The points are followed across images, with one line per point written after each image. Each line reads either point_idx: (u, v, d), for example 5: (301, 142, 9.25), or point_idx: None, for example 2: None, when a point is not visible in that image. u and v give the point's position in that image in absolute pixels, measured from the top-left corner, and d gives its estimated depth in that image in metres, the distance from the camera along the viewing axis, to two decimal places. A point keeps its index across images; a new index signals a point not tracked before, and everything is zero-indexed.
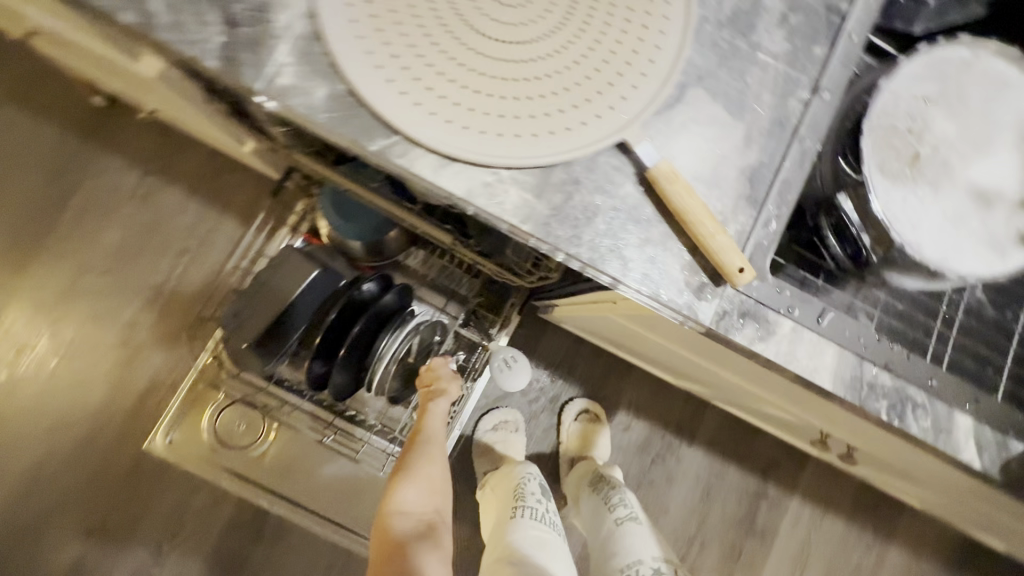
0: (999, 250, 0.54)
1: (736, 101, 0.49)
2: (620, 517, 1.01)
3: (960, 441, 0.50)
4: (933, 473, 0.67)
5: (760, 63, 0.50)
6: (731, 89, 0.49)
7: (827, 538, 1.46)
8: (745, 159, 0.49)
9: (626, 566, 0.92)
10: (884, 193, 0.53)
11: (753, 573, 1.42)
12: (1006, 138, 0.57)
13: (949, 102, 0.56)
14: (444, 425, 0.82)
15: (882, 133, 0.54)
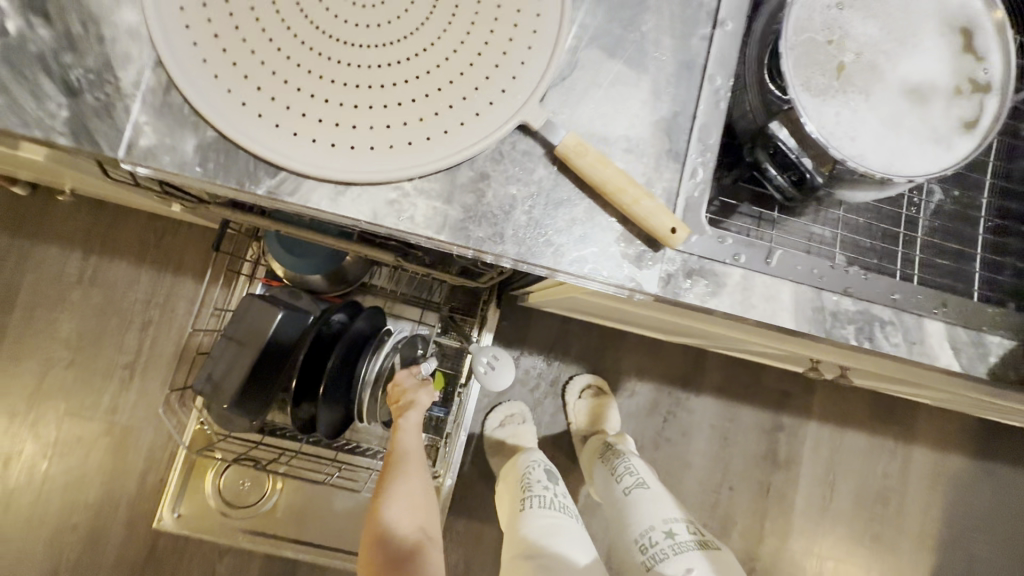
0: (944, 143, 0.52)
1: (636, 54, 0.47)
2: (628, 486, 1.01)
3: (932, 347, 0.51)
4: (927, 378, 0.67)
5: (652, 7, 0.48)
6: (628, 43, 0.47)
7: (850, 454, 1.47)
8: (657, 113, 0.47)
9: (639, 537, 0.93)
10: (816, 112, 0.51)
11: (785, 505, 1.43)
12: (932, 26, 0.54)
13: (867, 0, 0.53)
14: (419, 437, 0.78)
15: (801, 51, 0.51)
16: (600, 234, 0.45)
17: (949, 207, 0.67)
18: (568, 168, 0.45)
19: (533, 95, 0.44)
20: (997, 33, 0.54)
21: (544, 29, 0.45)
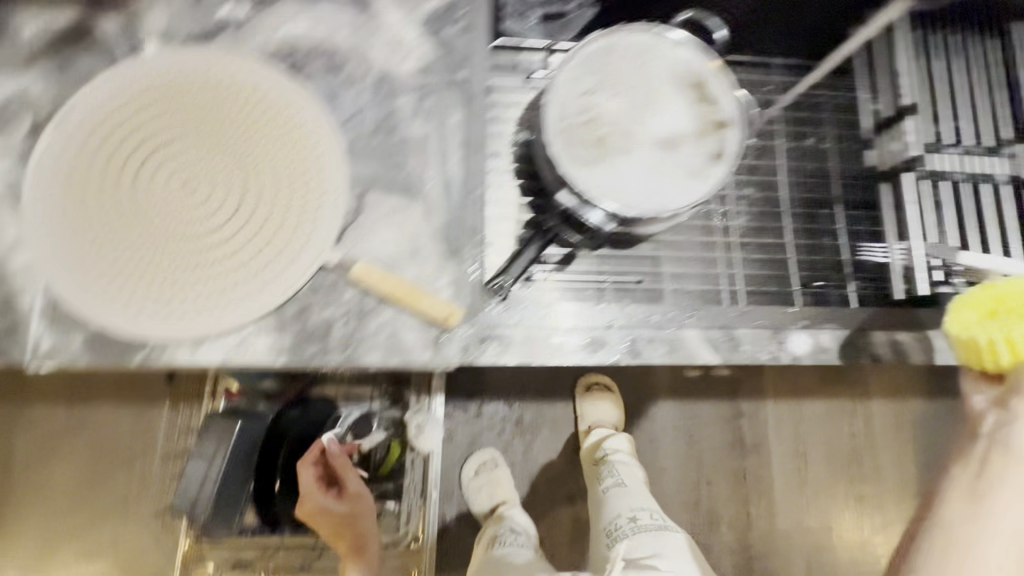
0: (700, 176, 0.65)
1: (403, 164, 0.53)
2: (607, 485, 1.06)
3: (696, 348, 0.55)
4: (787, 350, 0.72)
5: (410, 119, 0.54)
6: (391, 157, 0.53)
7: (823, 426, 1.42)
8: (433, 211, 0.53)
9: (608, 527, 1.00)
10: (586, 179, 0.63)
11: (769, 492, 1.40)
12: (670, 87, 0.67)
13: (614, 80, 0.67)
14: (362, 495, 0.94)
15: (568, 134, 0.64)
16: (406, 333, 0.50)
17: (747, 213, 0.80)
18: (362, 285, 0.50)
19: (332, 222, 0.50)
20: (721, 81, 0.68)
21: (326, 163, 0.52)
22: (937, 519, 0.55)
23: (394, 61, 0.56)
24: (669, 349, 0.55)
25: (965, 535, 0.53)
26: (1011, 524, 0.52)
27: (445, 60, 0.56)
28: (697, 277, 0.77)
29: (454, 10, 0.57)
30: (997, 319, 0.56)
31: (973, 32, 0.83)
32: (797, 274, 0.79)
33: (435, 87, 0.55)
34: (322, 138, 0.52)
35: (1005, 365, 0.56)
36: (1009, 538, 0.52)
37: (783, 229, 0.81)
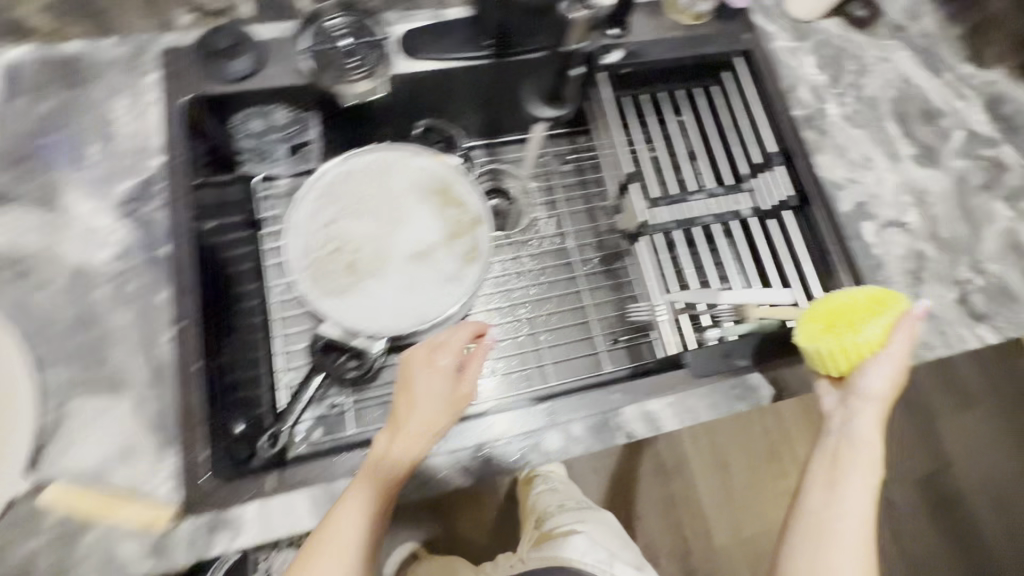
0: (456, 281, 0.66)
1: (106, 362, 0.52)
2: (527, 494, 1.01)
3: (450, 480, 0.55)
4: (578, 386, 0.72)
5: (112, 310, 0.54)
6: (94, 357, 0.52)
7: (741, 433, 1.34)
8: (142, 404, 0.52)
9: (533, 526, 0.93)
10: (338, 310, 0.63)
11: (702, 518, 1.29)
12: (412, 200, 0.69)
13: (352, 206, 0.67)
14: None
15: (316, 267, 0.65)
16: (121, 542, 0.47)
17: (545, 283, 0.78)
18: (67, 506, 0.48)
19: (27, 439, 0.49)
20: (465, 182, 0.70)
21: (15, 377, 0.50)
22: (808, 504, 0.49)
23: (90, 250, 0.55)
24: (420, 486, 0.54)
25: (822, 531, 0.47)
26: (868, 500, 0.48)
27: (145, 237, 0.56)
28: (502, 362, 0.74)
29: (150, 184, 0.58)
30: (835, 329, 0.56)
31: (693, 83, 0.77)
32: (603, 334, 0.76)
33: (133, 269, 0.55)
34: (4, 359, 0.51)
35: (849, 370, 0.56)
36: (861, 526, 0.47)
37: (582, 291, 0.78)
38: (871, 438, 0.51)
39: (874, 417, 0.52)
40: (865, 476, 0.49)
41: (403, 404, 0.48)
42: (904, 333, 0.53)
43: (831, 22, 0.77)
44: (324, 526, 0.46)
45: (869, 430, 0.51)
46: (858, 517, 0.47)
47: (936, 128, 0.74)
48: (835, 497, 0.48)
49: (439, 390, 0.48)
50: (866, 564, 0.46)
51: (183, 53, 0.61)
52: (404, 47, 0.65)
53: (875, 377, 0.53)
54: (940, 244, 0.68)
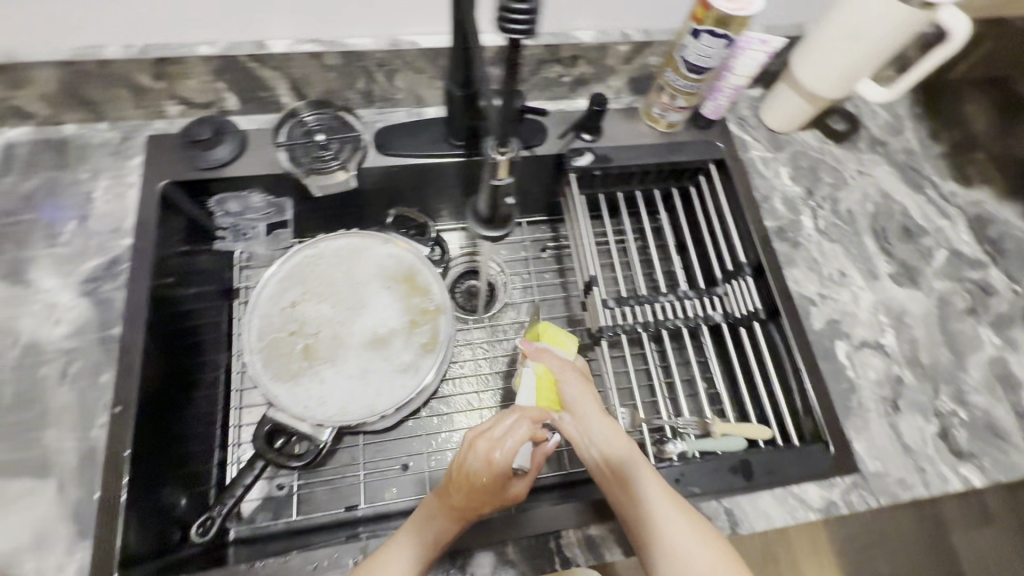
0: (409, 372, 0.66)
1: (34, 441, 0.52)
2: None
3: None
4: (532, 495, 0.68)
5: (53, 383, 0.54)
6: (25, 435, 0.52)
7: None
8: (64, 492, 0.51)
9: None
10: (287, 395, 0.63)
11: None
12: (375, 287, 0.70)
13: (315, 291, 0.69)
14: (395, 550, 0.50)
15: (270, 352, 0.65)
16: None
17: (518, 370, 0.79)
18: None
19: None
20: (429, 271, 0.70)
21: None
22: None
23: (42, 322, 0.56)
24: None
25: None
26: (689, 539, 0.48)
27: (104, 312, 0.57)
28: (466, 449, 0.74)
29: (115, 265, 0.60)
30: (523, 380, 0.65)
31: (669, 183, 0.77)
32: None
33: (82, 348, 0.56)
34: None
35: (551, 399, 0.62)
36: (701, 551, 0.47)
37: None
38: (646, 488, 0.51)
39: (633, 462, 0.53)
40: (672, 514, 0.50)
41: (492, 433, 0.52)
42: (551, 359, 0.63)
43: (807, 135, 0.78)
44: (394, 550, 0.50)
45: (643, 476, 0.52)
46: (691, 545, 0.48)
47: (917, 247, 0.72)
48: (670, 550, 0.48)
49: (494, 460, 0.50)
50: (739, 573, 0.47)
51: (166, 141, 0.65)
52: (376, 144, 0.68)
53: (594, 423, 0.57)
54: (919, 370, 0.65)
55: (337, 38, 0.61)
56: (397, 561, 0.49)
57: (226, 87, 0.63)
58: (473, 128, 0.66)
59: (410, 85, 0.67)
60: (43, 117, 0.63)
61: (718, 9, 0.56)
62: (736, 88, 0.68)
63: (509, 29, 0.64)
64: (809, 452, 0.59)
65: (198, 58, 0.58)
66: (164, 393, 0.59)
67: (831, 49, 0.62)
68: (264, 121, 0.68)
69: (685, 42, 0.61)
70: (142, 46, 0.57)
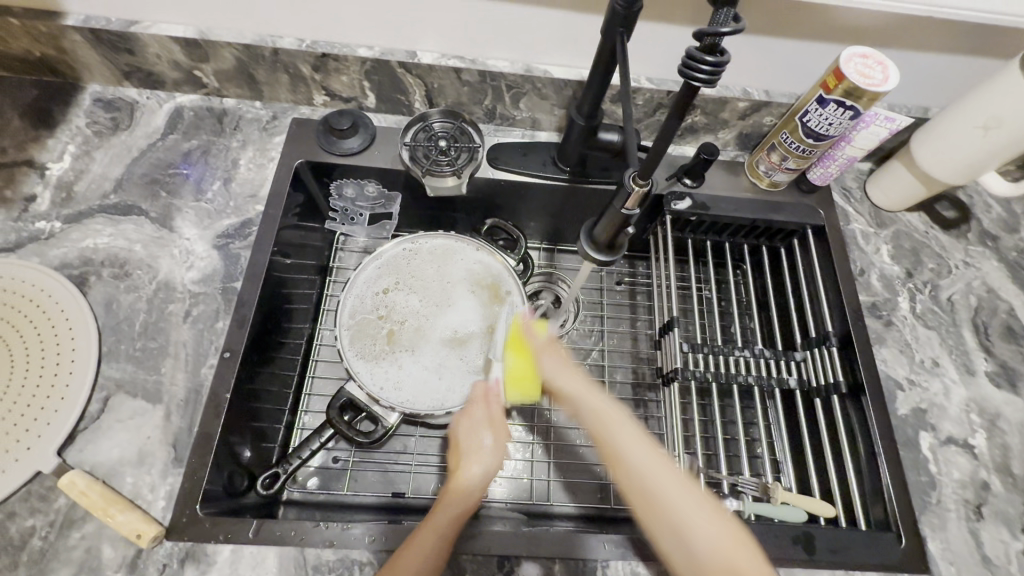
0: (479, 374, 0.68)
1: (152, 369, 0.58)
2: None
3: None
4: (576, 522, 0.68)
5: (177, 321, 0.60)
6: (146, 363, 0.58)
7: None
8: (168, 420, 0.56)
9: None
10: (367, 373, 0.67)
11: None
12: (460, 289, 0.73)
13: (406, 283, 0.73)
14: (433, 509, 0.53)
15: (357, 331, 0.69)
16: (105, 547, 0.50)
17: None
18: (69, 496, 0.50)
19: (67, 420, 0.54)
20: (514, 283, 0.73)
21: (76, 365, 0.56)
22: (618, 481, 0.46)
23: (177, 265, 0.63)
24: None
25: (675, 524, 0.42)
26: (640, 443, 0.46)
27: (230, 266, 0.64)
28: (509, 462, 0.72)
29: (245, 226, 0.66)
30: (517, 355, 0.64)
31: (762, 241, 0.77)
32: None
33: (207, 294, 0.62)
34: (76, 346, 0.57)
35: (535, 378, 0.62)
36: (651, 452, 0.46)
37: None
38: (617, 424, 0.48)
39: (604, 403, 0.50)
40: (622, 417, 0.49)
41: (473, 412, 0.62)
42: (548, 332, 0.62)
43: (913, 216, 0.76)
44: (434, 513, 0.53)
45: (583, 387, 0.53)
46: (667, 482, 0.43)
47: (1021, 349, 0.68)
48: (640, 485, 0.44)
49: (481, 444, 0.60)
50: (723, 520, 0.42)
51: (308, 124, 0.72)
52: (489, 156, 0.72)
53: (557, 371, 0.55)
54: (1009, 479, 0.61)
55: (478, 56, 0.67)
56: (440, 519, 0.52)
57: (370, 86, 0.70)
58: (583, 156, 0.70)
59: (531, 109, 0.72)
60: (212, 88, 0.72)
61: (851, 82, 0.56)
62: (850, 159, 0.68)
63: (635, 72, 0.68)
64: (881, 540, 0.57)
65: (356, 58, 0.66)
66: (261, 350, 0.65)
67: (957, 136, 0.62)
68: (393, 121, 0.74)
69: (809, 107, 0.62)
70: (312, 41, 0.65)
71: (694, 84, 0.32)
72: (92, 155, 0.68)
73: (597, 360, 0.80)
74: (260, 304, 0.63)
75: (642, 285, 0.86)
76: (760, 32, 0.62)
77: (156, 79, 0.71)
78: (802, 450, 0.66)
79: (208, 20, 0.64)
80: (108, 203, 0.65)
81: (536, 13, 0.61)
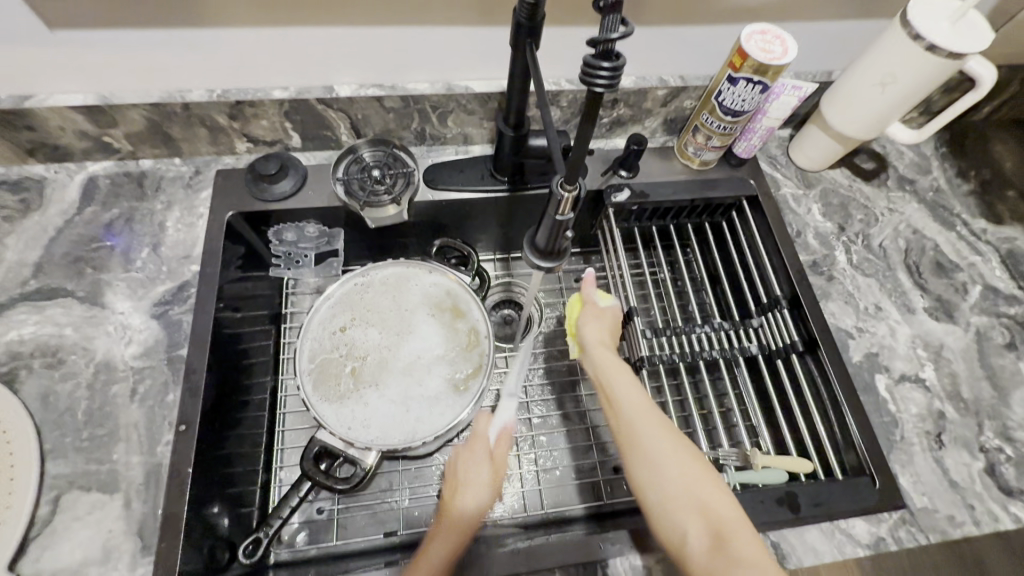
0: (449, 399, 0.67)
1: (104, 457, 0.54)
2: None
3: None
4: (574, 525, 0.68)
5: (124, 401, 0.57)
6: (95, 452, 0.55)
7: None
8: (129, 506, 0.53)
9: None
10: (334, 416, 0.65)
11: None
12: (417, 316, 0.73)
13: (363, 318, 0.72)
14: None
15: (321, 376, 0.67)
16: None
17: (550, 399, 0.78)
18: None
19: (14, 532, 0.50)
20: (473, 299, 0.73)
21: (18, 469, 0.52)
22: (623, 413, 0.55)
23: (114, 342, 0.60)
24: None
25: (651, 472, 0.50)
26: (633, 401, 0.55)
27: (173, 334, 0.61)
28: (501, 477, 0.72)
29: (184, 289, 0.64)
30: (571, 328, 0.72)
31: (703, 217, 0.79)
32: (607, 460, 0.74)
33: (151, 368, 0.59)
34: (13, 450, 0.53)
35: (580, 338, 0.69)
36: (643, 414, 0.54)
37: (587, 411, 0.77)
38: (626, 401, 0.55)
39: (606, 357, 0.61)
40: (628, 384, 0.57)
41: (447, 502, 0.57)
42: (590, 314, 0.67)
43: (836, 172, 0.81)
44: None
45: (626, 388, 0.56)
46: (646, 427, 0.53)
47: (951, 282, 0.73)
48: (626, 426, 0.54)
49: (477, 500, 0.56)
50: (691, 464, 0.50)
51: (234, 173, 0.70)
52: (426, 178, 0.72)
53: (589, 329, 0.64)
54: (962, 405, 0.65)
55: (397, 82, 0.66)
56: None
57: (293, 126, 0.68)
58: (519, 164, 0.70)
59: (460, 125, 0.72)
60: (126, 152, 0.69)
61: (754, 59, 0.59)
62: (769, 129, 0.72)
63: (555, 75, 0.68)
64: (858, 485, 0.59)
65: (271, 101, 0.64)
66: (220, 415, 0.62)
67: (864, 92, 0.65)
68: (322, 157, 0.73)
69: (722, 87, 0.64)
70: (223, 90, 0.63)
71: (597, 90, 0.32)
72: (2, 242, 0.63)
73: (567, 359, 0.81)
74: (213, 368, 0.60)
75: (600, 277, 0.87)
76: (665, 22, 0.65)
77: (62, 151, 0.67)
78: (773, 412, 0.69)
79: (107, 83, 0.61)
80: (29, 289, 0.61)
81: (446, 32, 0.62)
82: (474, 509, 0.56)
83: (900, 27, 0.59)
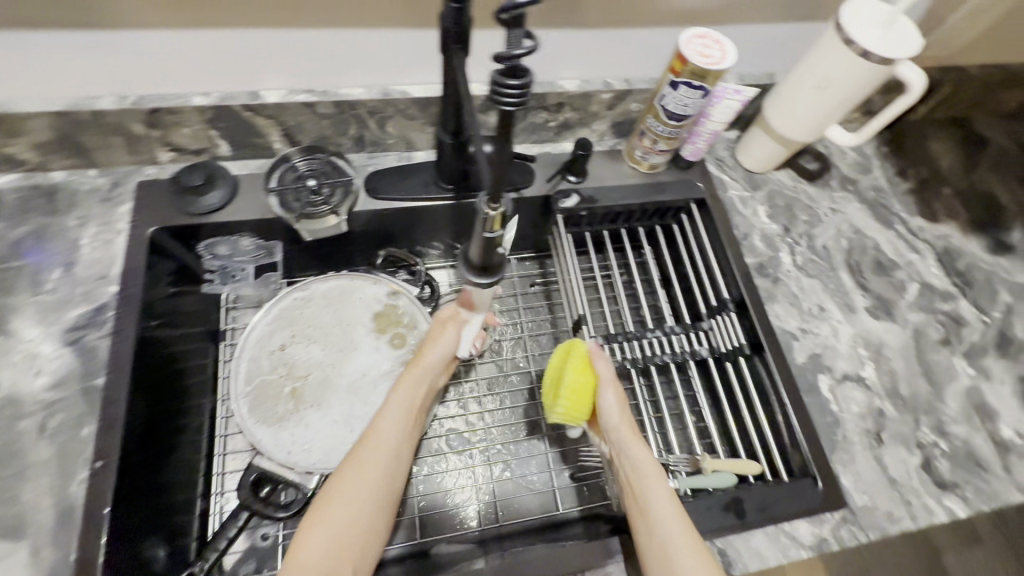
0: None
1: (11, 500, 0.50)
2: None
3: None
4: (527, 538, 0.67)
5: (33, 438, 0.53)
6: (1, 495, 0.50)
7: None
8: (38, 553, 0.49)
9: None
10: (272, 441, 0.62)
11: None
12: (362, 330, 0.70)
13: (304, 335, 0.68)
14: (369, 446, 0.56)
15: (258, 398, 0.64)
16: None
17: (504, 408, 0.77)
18: None
19: None
20: (419, 311, 0.71)
21: None
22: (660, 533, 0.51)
23: (22, 373, 0.55)
24: None
25: None
26: (670, 518, 0.52)
27: (89, 361, 0.57)
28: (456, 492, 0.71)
29: (101, 312, 0.59)
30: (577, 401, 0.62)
31: (653, 221, 0.79)
32: (563, 467, 0.73)
33: (65, 400, 0.55)
34: None
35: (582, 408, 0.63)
36: (681, 534, 0.51)
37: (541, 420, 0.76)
38: (663, 520, 0.52)
39: (644, 457, 0.56)
40: (664, 498, 0.54)
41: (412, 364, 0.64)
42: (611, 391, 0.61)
43: (782, 173, 0.81)
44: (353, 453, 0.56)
45: (660, 499, 0.53)
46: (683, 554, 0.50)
47: (891, 280, 0.75)
48: (659, 549, 0.51)
49: (434, 360, 0.64)
50: None
51: (156, 184, 0.65)
52: (367, 187, 0.69)
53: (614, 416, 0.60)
54: (900, 402, 0.66)
55: (329, 87, 0.63)
56: (380, 435, 0.57)
57: (219, 134, 0.64)
58: (463, 171, 0.68)
59: (401, 130, 0.69)
60: (33, 164, 0.63)
61: (693, 64, 0.58)
62: (713, 133, 0.72)
63: None
64: (801, 486, 0.60)
65: (191, 108, 0.60)
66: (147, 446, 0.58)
67: (805, 95, 0.65)
68: (255, 166, 0.69)
69: (664, 92, 0.64)
70: (136, 97, 0.59)
71: (507, 110, 0.31)
72: None
73: (522, 366, 0.80)
74: (134, 397, 0.56)
75: (553, 282, 0.86)
76: (605, 25, 0.63)
77: None
78: (722, 416, 0.69)
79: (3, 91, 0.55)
80: None
81: None
82: (438, 361, 0.64)
83: (835, 31, 0.59)
